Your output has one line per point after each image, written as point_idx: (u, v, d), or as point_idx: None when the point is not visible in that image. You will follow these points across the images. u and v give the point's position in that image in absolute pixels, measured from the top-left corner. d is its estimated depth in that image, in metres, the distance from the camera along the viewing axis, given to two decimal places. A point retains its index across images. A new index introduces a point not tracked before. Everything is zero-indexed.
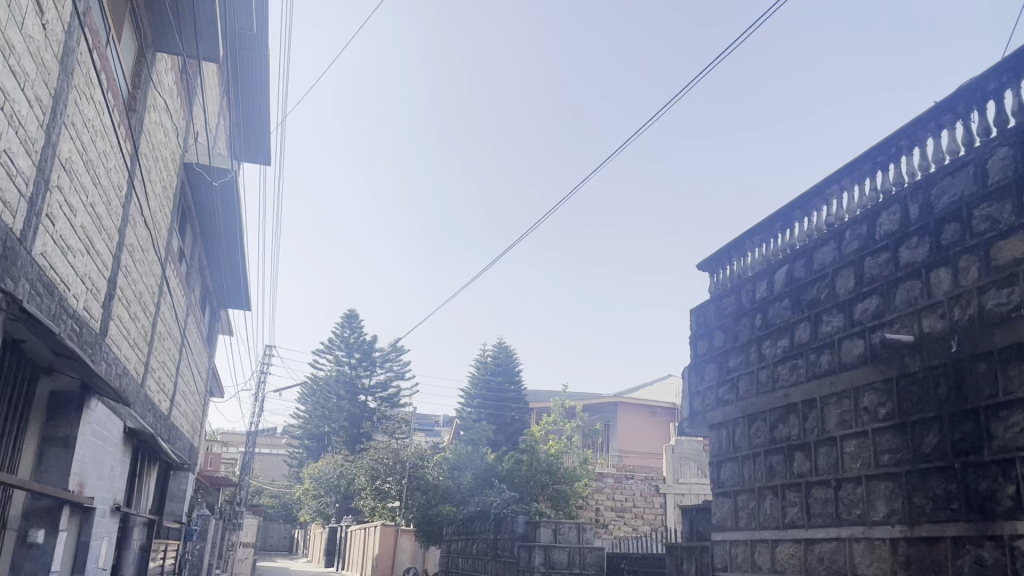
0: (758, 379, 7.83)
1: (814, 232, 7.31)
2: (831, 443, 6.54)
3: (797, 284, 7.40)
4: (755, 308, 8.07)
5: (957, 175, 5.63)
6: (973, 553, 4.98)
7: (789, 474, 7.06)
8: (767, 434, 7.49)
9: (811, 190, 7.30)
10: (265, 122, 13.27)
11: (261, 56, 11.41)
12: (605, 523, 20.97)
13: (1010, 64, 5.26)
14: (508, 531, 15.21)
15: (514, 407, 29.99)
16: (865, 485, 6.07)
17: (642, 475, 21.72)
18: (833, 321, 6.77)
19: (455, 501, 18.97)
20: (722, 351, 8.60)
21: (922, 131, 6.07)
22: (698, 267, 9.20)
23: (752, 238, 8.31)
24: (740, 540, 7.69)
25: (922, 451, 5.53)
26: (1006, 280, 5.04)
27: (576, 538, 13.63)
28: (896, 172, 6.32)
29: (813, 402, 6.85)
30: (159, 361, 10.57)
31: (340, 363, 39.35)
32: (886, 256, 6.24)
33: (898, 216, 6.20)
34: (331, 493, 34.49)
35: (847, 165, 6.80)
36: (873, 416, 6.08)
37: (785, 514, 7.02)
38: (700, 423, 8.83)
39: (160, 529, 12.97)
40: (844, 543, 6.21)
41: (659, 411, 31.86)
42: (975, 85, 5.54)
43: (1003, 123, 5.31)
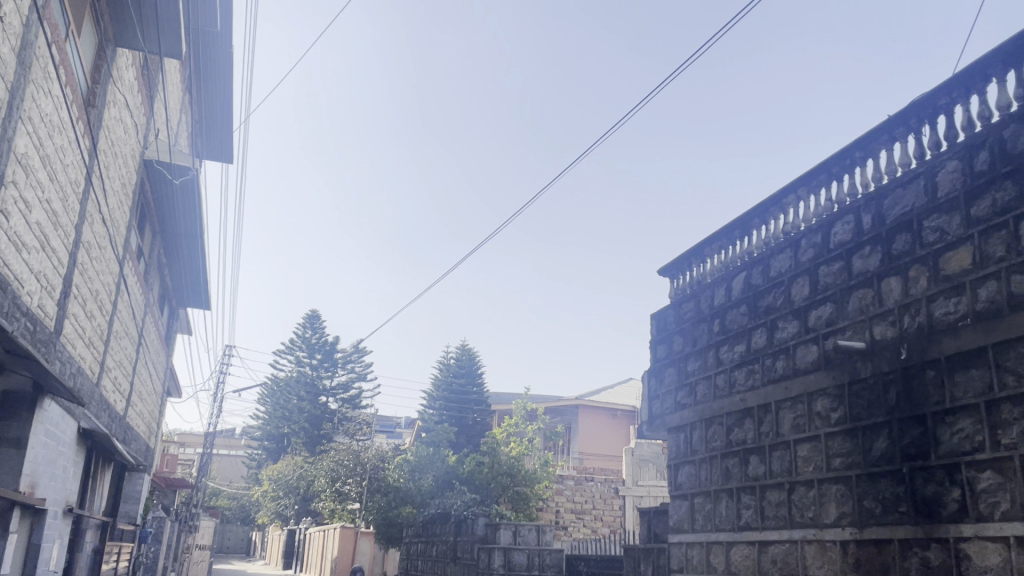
0: (715, 384, 7.96)
1: (771, 240, 7.46)
2: (785, 447, 6.68)
3: (755, 291, 7.54)
4: (713, 314, 8.21)
5: (909, 187, 5.80)
6: (920, 555, 5.13)
7: (744, 477, 7.20)
8: (724, 437, 7.62)
9: (768, 199, 7.45)
10: (227, 119, 13.13)
11: (224, 53, 11.29)
12: (564, 525, 21.15)
13: (960, 80, 5.43)
14: (467, 532, 15.24)
15: (477, 407, 30.09)
16: (817, 488, 6.21)
17: (601, 477, 21.84)
18: (788, 327, 6.92)
19: (415, 502, 18.86)
20: (681, 355, 8.73)
21: (876, 142, 6.23)
22: (659, 272, 9.33)
23: (711, 245, 8.45)
24: (696, 542, 7.80)
25: (872, 455, 5.68)
26: (954, 290, 5.21)
27: (536, 540, 13.63)
28: (851, 183, 6.47)
29: (768, 406, 6.99)
30: (116, 360, 10.41)
31: (301, 363, 39.04)
32: (840, 265, 6.40)
33: (851, 225, 6.36)
34: (290, 495, 34.04)
35: (803, 175, 6.96)
36: (825, 421, 6.23)
37: (740, 517, 7.15)
38: (658, 426, 8.94)
39: (115, 531, 12.78)
40: (796, 545, 6.34)
41: (619, 412, 32.07)
42: (925, 100, 5.72)
43: (953, 137, 5.47)
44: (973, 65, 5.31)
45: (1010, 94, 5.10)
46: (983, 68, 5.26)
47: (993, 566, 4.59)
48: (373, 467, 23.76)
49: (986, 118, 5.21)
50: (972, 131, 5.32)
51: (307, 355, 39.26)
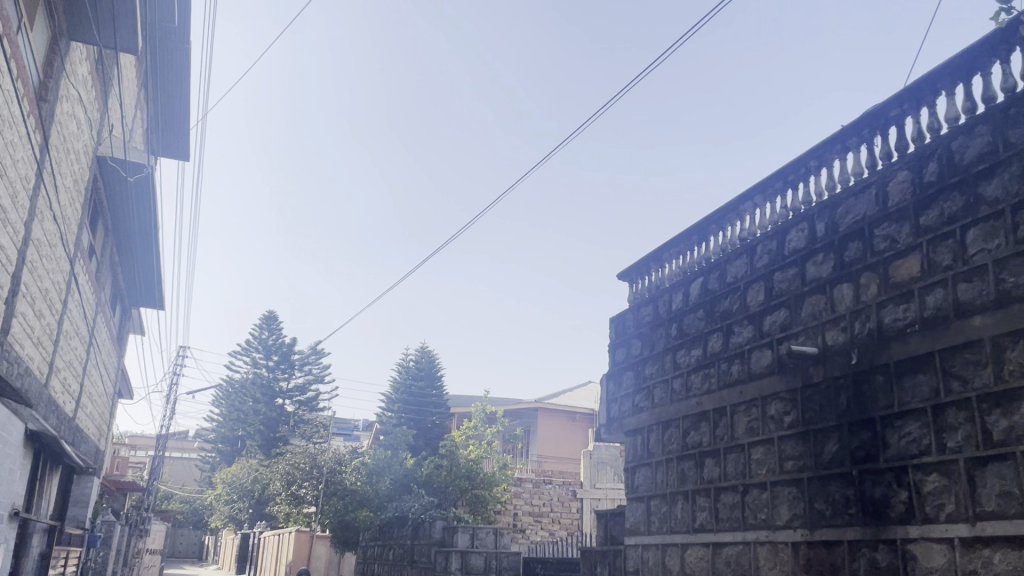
0: (671, 387, 8.05)
1: (728, 246, 7.57)
2: (739, 450, 6.79)
3: (712, 296, 7.65)
4: (671, 318, 8.30)
5: (861, 196, 5.94)
6: (868, 557, 5.25)
7: (699, 480, 7.29)
8: (680, 440, 7.71)
9: (725, 205, 7.57)
10: (183, 117, 12.92)
11: (181, 49, 11.11)
12: (522, 528, 21.09)
13: (910, 92, 5.58)
14: (425, 536, 15.18)
15: (436, 412, 30.04)
16: (770, 490, 6.32)
17: (560, 481, 21.84)
18: (744, 331, 7.03)
19: (372, 505, 18.61)
20: (639, 359, 8.81)
21: (831, 152, 6.37)
22: (619, 277, 9.40)
23: (670, 250, 8.56)
24: (652, 544, 7.88)
25: (823, 458, 5.80)
26: (903, 297, 5.35)
27: (493, 543, 13.58)
28: (806, 191, 6.60)
29: (723, 409, 7.10)
30: (65, 360, 10.17)
31: (257, 364, 38.55)
32: (794, 271, 6.53)
33: (805, 233, 6.48)
34: (245, 498, 33.53)
35: (760, 182, 7.08)
36: (779, 424, 6.35)
37: (695, 519, 7.24)
38: (616, 429, 9.02)
39: (62, 535, 12.48)
40: (749, 547, 6.45)
41: (578, 416, 32.20)
42: (877, 111, 5.87)
43: (903, 148, 5.62)
44: (923, 78, 5.46)
45: (958, 107, 5.25)
46: (933, 82, 5.42)
47: (938, 566, 4.72)
48: (330, 470, 23.46)
49: (935, 130, 5.36)
50: (921, 142, 5.46)
51: (263, 357, 38.76)
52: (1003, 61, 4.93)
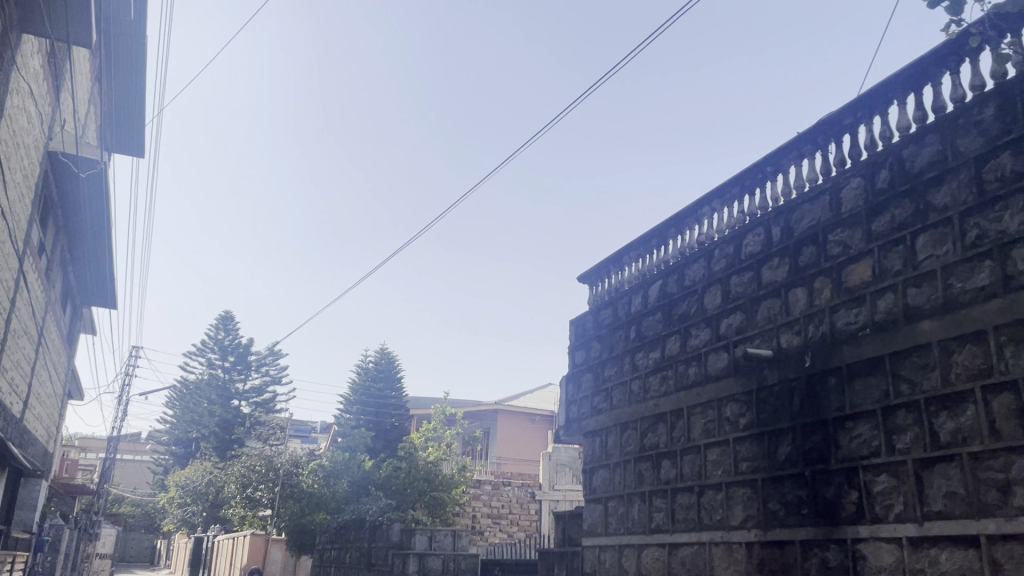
0: (630, 389, 8.12)
1: (686, 249, 7.66)
2: (695, 451, 6.87)
3: (670, 299, 7.73)
4: (630, 320, 8.37)
5: (815, 203, 6.05)
6: (819, 556, 5.35)
7: (656, 481, 7.35)
8: (637, 441, 7.77)
9: (684, 210, 7.65)
10: (138, 114, 12.68)
11: (136, 43, 10.90)
12: (480, 530, 21.06)
13: (863, 100, 5.71)
14: (382, 539, 15.07)
15: (396, 414, 29.60)
16: (724, 491, 6.40)
17: (518, 483, 21.91)
18: (700, 334, 7.12)
19: (329, 508, 18.21)
20: (598, 361, 8.86)
21: (787, 158, 6.47)
22: (579, 279, 9.45)
23: (629, 253, 8.63)
24: (609, 545, 7.93)
25: (777, 459, 5.89)
26: (855, 301, 5.47)
27: (451, 545, 13.60)
28: (762, 197, 6.71)
29: (680, 411, 7.18)
30: (13, 360, 9.92)
31: (212, 365, 37.92)
32: (750, 275, 6.63)
33: (762, 237, 6.59)
34: (199, 501, 32.66)
35: (717, 188, 7.18)
36: (734, 426, 6.44)
37: (651, 519, 7.31)
38: (575, 431, 9.07)
39: (8, 539, 12.16)
40: (704, 547, 6.52)
41: (537, 417, 32.29)
42: (832, 119, 5.99)
43: (856, 155, 5.74)
44: (876, 87, 5.58)
45: (909, 116, 5.38)
46: (885, 91, 5.54)
47: (887, 565, 4.82)
48: (287, 472, 23.23)
49: (887, 138, 5.48)
50: (874, 150, 5.59)
51: (219, 358, 38.13)
52: (953, 72, 5.06)
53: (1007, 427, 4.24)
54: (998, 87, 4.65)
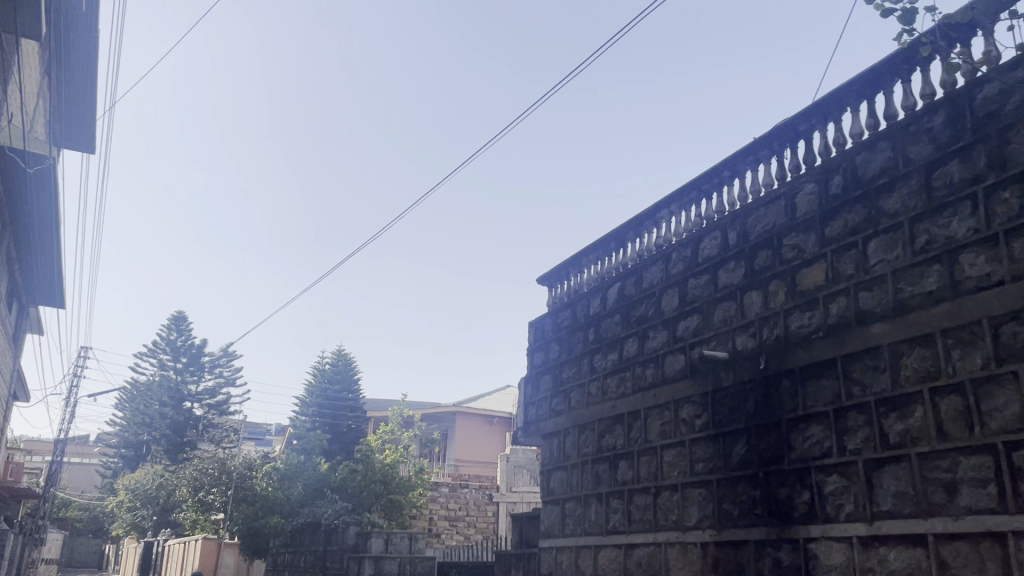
0: (588, 391, 8.14)
1: (644, 252, 7.71)
2: (652, 453, 6.91)
3: (628, 301, 7.77)
4: (588, 322, 8.40)
5: (770, 207, 6.14)
6: (772, 555, 5.42)
7: (613, 482, 7.38)
8: (595, 443, 7.80)
9: (642, 213, 7.72)
10: (89, 108, 12.39)
11: (88, 37, 10.66)
12: (437, 533, 20.91)
13: (818, 107, 5.81)
14: (337, 541, 14.91)
15: (352, 416, 29.15)
16: (680, 492, 6.46)
17: (476, 485, 21.83)
18: (658, 336, 7.18)
19: (283, 511, 18.09)
20: (556, 362, 8.88)
21: (743, 163, 6.56)
22: (539, 281, 9.47)
23: (588, 255, 8.66)
24: (566, 546, 7.95)
25: (732, 460, 5.96)
26: (808, 304, 5.55)
27: (408, 548, 13.52)
28: (718, 201, 6.79)
29: (637, 413, 7.22)
30: None
31: (164, 366, 37.12)
32: (706, 278, 6.70)
33: (718, 241, 6.66)
34: (149, 505, 32.05)
35: (675, 191, 7.25)
36: (690, 427, 6.49)
37: (608, 520, 7.33)
38: (533, 432, 9.07)
39: None
40: (660, 547, 6.56)
41: (496, 420, 32.30)
42: (788, 125, 6.08)
43: (811, 161, 5.83)
44: (830, 95, 5.69)
45: (862, 123, 5.49)
46: (839, 98, 5.65)
47: (837, 564, 4.91)
48: (241, 475, 22.90)
49: (840, 145, 5.59)
50: (828, 156, 5.68)
51: (171, 358, 37.35)
52: (905, 80, 5.17)
53: (954, 428, 4.34)
54: (947, 96, 4.76)
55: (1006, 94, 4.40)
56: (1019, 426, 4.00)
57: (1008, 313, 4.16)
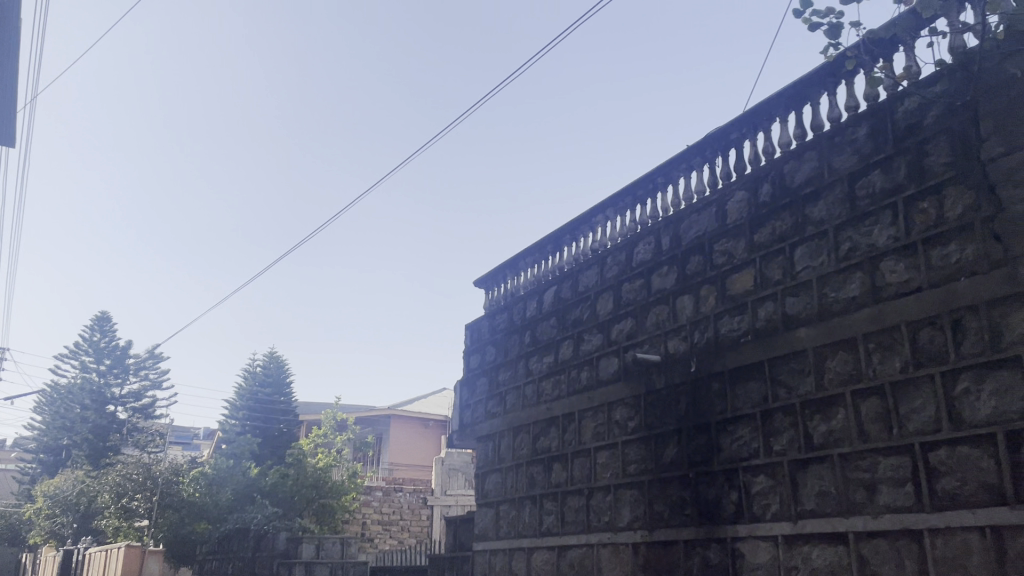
0: (523, 393, 8.18)
1: (580, 256, 7.78)
2: (586, 455, 6.97)
3: (564, 304, 7.83)
4: (525, 325, 8.43)
5: (702, 214, 6.26)
6: (701, 555, 5.52)
7: (547, 485, 7.42)
8: (530, 445, 7.83)
9: (578, 217, 7.78)
10: (10, 100, 11.90)
11: (10, 25, 10.24)
12: (370, 537, 20.65)
13: (748, 116, 5.96)
14: (267, 547, 14.62)
15: (284, 419, 28.67)
16: (613, 493, 6.53)
17: (410, 489, 21.72)
18: (593, 339, 7.25)
19: (211, 517, 17.87)
20: (492, 365, 8.89)
21: (677, 170, 6.68)
22: (476, 283, 9.47)
23: (525, 258, 8.70)
24: (499, 549, 7.96)
25: (663, 461, 6.05)
26: (737, 308, 5.69)
27: (340, 553, 13.35)
28: (652, 207, 6.90)
29: (572, 415, 7.28)
30: None
31: (86, 369, 35.82)
32: (640, 282, 6.80)
33: (652, 245, 6.76)
34: (69, 513, 30.50)
35: (610, 197, 7.35)
36: (623, 429, 6.57)
37: (542, 522, 7.37)
38: (468, 436, 9.06)
39: None
40: (592, 548, 6.63)
41: (431, 423, 32.16)
42: (719, 134, 6.23)
43: (741, 169, 5.98)
44: (759, 105, 5.84)
45: (790, 133, 5.65)
46: (768, 108, 5.81)
47: (762, 563, 5.03)
48: (167, 480, 22.05)
49: (769, 154, 5.74)
50: (757, 164, 5.83)
51: (94, 361, 36.07)
52: (831, 92, 5.35)
53: (874, 429, 4.50)
54: (870, 108, 4.94)
55: (924, 108, 4.59)
56: (935, 427, 4.17)
57: (925, 319, 4.34)
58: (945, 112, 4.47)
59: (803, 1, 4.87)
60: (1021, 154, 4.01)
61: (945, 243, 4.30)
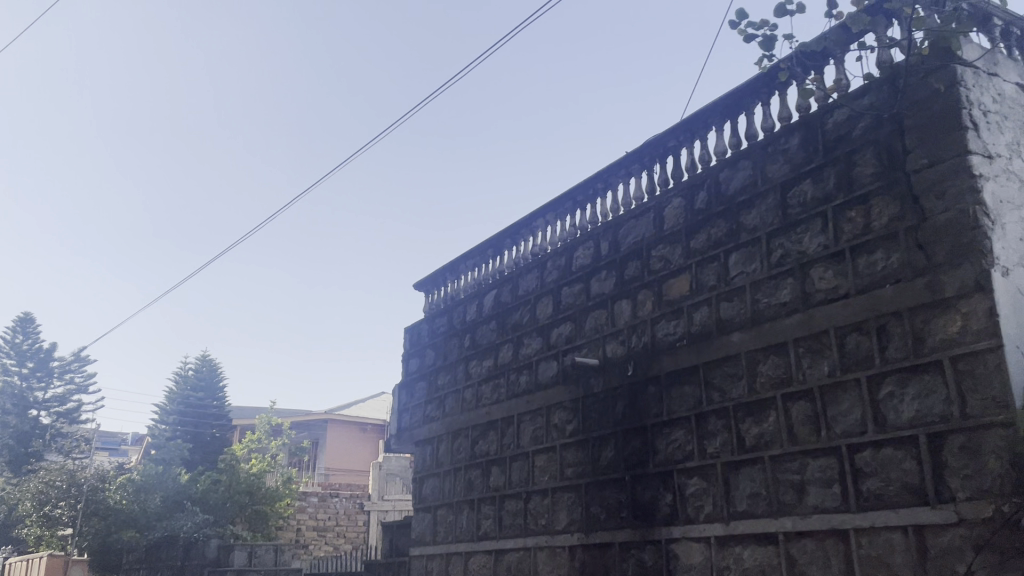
0: (462, 397, 8.15)
1: (521, 259, 7.80)
2: (524, 458, 6.98)
3: (504, 308, 7.84)
4: (464, 329, 8.41)
5: (640, 219, 6.34)
6: (636, 557, 5.58)
7: (485, 489, 7.41)
8: (468, 449, 7.81)
9: (519, 221, 7.81)
10: None
11: None
12: (305, 543, 20.32)
13: (686, 124, 6.06)
14: (198, 555, 14.25)
15: (217, 424, 28.00)
16: (550, 496, 6.55)
17: (346, 493, 21.21)
18: (532, 343, 7.27)
19: (139, 526, 17.11)
20: (431, 369, 8.84)
21: (616, 176, 6.76)
22: (415, 286, 9.41)
23: (466, 262, 8.69)
24: (436, 554, 7.90)
25: (600, 464, 6.10)
26: (674, 313, 5.77)
27: (273, 561, 13.05)
28: (592, 212, 6.96)
29: (510, 418, 7.29)
30: None
31: (7, 372, 34.41)
32: (580, 286, 6.85)
33: (591, 250, 6.82)
34: None
35: (551, 201, 7.38)
36: (561, 432, 6.61)
37: (479, 526, 7.35)
38: (406, 440, 8.98)
39: None
40: (529, 552, 6.64)
41: (369, 427, 31.69)
42: (657, 141, 6.32)
43: (678, 176, 6.08)
44: (697, 113, 5.95)
45: (725, 142, 5.78)
46: (704, 117, 5.92)
47: (696, 563, 5.11)
48: (93, 488, 21.24)
49: (705, 162, 5.85)
50: (694, 172, 5.94)
51: (15, 364, 34.66)
52: (764, 102, 5.48)
53: (803, 431, 4.62)
54: (803, 119, 5.08)
55: (853, 120, 4.74)
56: (861, 429, 4.30)
57: (852, 324, 4.47)
58: (872, 124, 4.62)
59: (739, 13, 4.99)
60: (943, 166, 4.16)
61: (872, 250, 4.44)
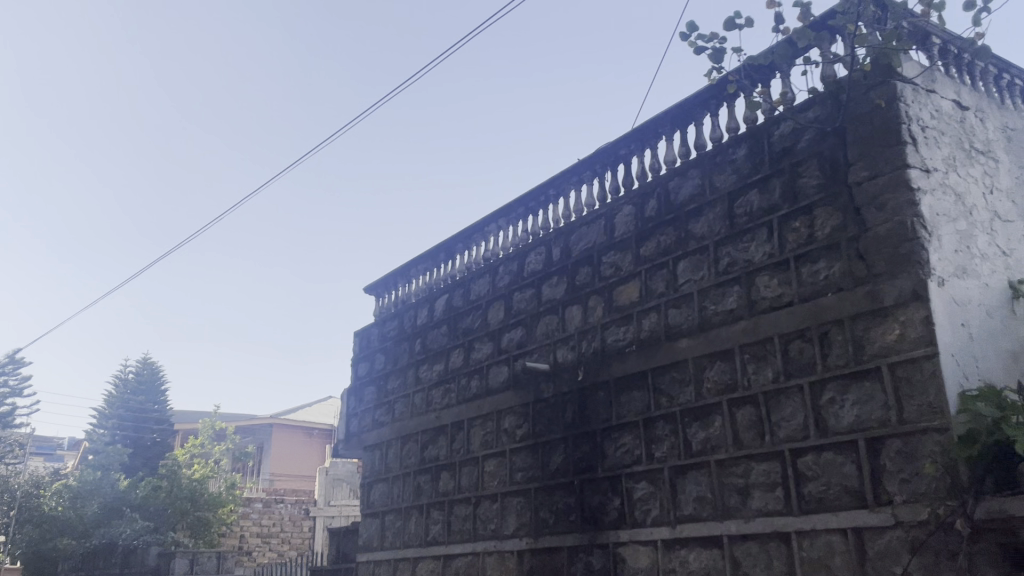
0: (412, 402, 8.11)
1: (472, 264, 7.80)
2: (474, 463, 6.98)
3: (454, 313, 7.83)
4: (415, 333, 8.38)
5: (592, 226, 6.40)
6: (584, 561, 5.62)
7: (434, 494, 7.39)
8: (417, 454, 7.78)
9: (471, 226, 7.82)
10: None
11: None
12: (248, 550, 19.97)
13: (637, 133, 6.14)
14: (138, 562, 13.89)
15: (158, 428, 27.19)
16: (499, 501, 6.56)
17: (292, 499, 20.93)
18: (483, 348, 7.27)
19: (75, 533, 16.71)
20: (381, 373, 8.78)
21: (568, 183, 6.81)
22: (365, 290, 9.34)
23: (417, 266, 8.65)
24: (384, 560, 7.83)
25: (549, 468, 6.13)
26: (623, 319, 5.84)
27: (215, 567, 12.90)
28: (544, 218, 7.00)
29: (460, 423, 7.27)
30: None
31: None
32: (531, 292, 6.88)
33: (543, 256, 6.85)
34: None
35: (504, 207, 7.41)
36: (511, 437, 6.63)
37: (428, 532, 7.31)
38: (355, 445, 8.90)
39: None
40: (477, 557, 6.63)
41: (316, 432, 31.40)
42: (609, 149, 6.40)
43: (629, 184, 6.16)
44: (647, 123, 6.04)
45: (675, 151, 5.87)
46: (655, 126, 6.01)
47: (643, 566, 5.17)
48: (26, 493, 20.44)
49: (655, 171, 5.94)
50: (644, 180, 6.02)
51: None
52: (713, 114, 5.58)
53: (748, 436, 4.71)
54: (750, 131, 5.19)
55: (798, 133, 4.87)
56: (804, 434, 4.41)
57: (796, 331, 4.58)
58: (816, 137, 4.75)
59: (689, 25, 5.08)
60: (882, 179, 4.30)
61: (815, 260, 4.56)
